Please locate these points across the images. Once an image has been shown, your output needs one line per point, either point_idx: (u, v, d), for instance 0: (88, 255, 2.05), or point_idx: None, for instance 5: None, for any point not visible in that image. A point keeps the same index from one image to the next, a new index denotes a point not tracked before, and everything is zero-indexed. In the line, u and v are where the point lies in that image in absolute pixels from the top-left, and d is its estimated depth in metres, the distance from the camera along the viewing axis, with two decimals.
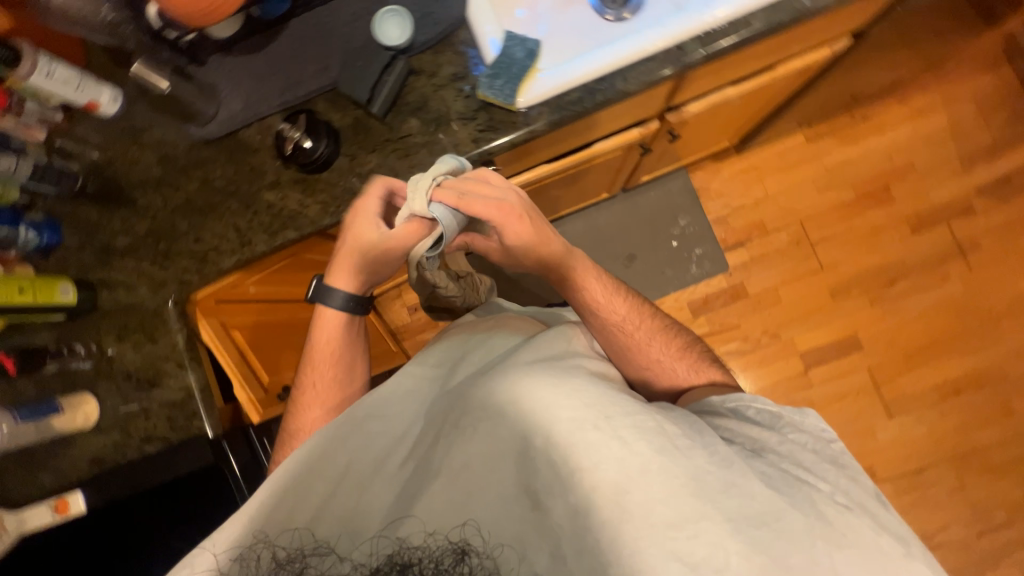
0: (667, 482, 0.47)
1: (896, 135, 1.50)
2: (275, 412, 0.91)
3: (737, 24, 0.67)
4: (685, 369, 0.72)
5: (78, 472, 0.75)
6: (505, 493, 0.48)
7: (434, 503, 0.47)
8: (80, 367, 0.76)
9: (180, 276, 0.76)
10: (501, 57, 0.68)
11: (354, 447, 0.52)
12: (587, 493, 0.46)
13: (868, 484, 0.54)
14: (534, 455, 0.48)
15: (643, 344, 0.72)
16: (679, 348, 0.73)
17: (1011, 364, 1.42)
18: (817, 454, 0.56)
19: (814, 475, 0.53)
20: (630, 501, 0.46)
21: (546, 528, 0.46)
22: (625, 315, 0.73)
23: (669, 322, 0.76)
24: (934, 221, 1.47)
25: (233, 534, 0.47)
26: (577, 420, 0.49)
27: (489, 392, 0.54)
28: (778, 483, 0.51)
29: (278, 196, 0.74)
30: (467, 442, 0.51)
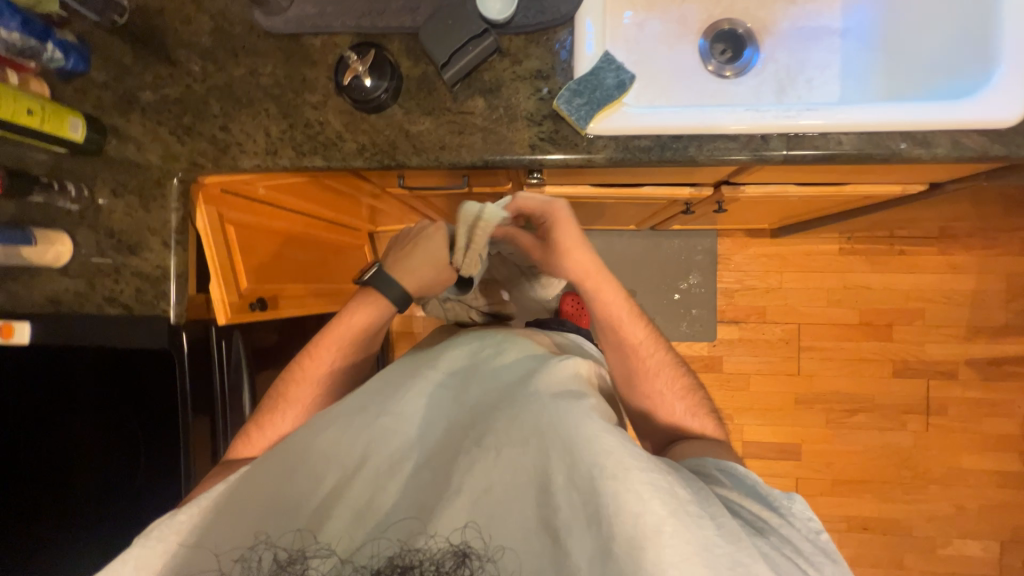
0: (680, 546, 0.42)
1: (921, 281, 1.51)
2: (243, 320, 0.90)
3: (829, 139, 0.65)
4: (681, 409, 0.72)
5: (33, 303, 0.74)
6: (521, 521, 0.46)
7: (448, 515, 0.46)
8: (65, 206, 0.74)
9: (194, 156, 0.73)
10: (590, 76, 0.65)
11: (367, 441, 0.52)
12: (607, 535, 0.43)
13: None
14: (554, 490, 0.47)
15: (649, 374, 0.73)
16: (685, 388, 0.73)
17: (922, 525, 1.48)
18: (811, 542, 0.50)
19: (813, 570, 0.46)
20: (646, 558, 0.42)
21: (560, 565, 0.44)
22: (641, 339, 0.73)
23: (680, 362, 0.76)
24: (917, 372, 1.50)
25: (241, 529, 0.47)
26: (600, 462, 0.47)
27: (510, 419, 0.52)
28: (781, 569, 0.44)
29: (319, 118, 0.71)
30: (486, 462, 0.49)
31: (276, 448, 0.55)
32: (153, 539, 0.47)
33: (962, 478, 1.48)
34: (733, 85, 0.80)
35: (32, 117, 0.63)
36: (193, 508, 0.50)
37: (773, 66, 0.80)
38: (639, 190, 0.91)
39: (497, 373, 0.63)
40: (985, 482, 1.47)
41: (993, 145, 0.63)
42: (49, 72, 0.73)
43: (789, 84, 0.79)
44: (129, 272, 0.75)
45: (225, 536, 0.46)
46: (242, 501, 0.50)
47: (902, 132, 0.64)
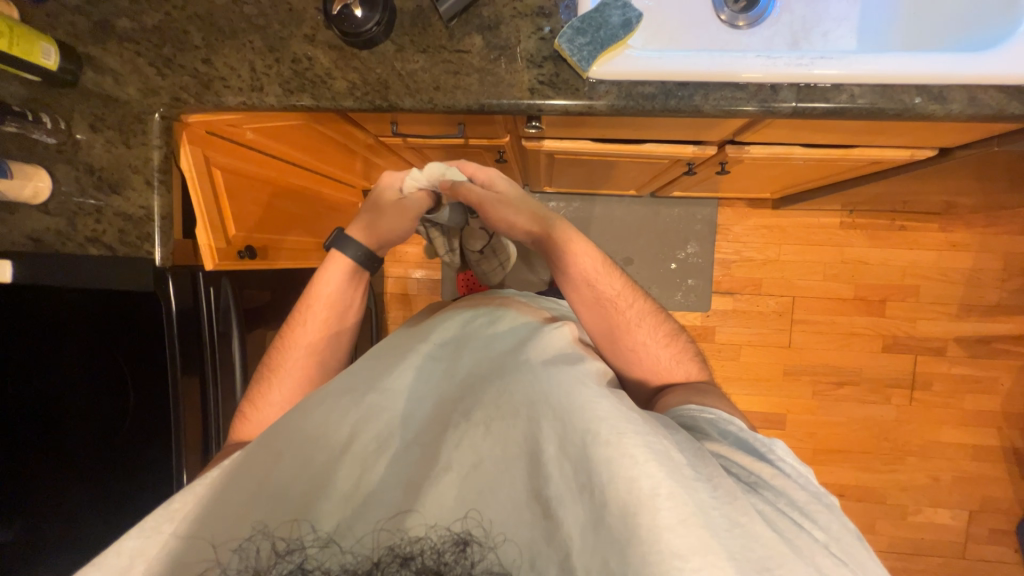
0: (677, 508, 0.39)
1: (918, 258, 1.50)
2: (232, 268, 0.89)
3: (841, 92, 0.62)
4: (667, 356, 0.73)
5: (12, 241, 0.72)
6: (516, 496, 0.42)
7: (441, 495, 0.42)
8: (42, 139, 0.71)
9: (175, 90, 0.70)
10: (595, 14, 0.61)
11: (357, 419, 0.49)
12: (601, 503, 0.40)
13: (848, 521, 0.48)
14: (545, 459, 0.43)
15: (630, 326, 0.72)
16: (666, 334, 0.74)
17: (896, 494, 1.53)
18: (804, 490, 0.50)
19: (808, 521, 0.46)
20: (642, 522, 0.38)
21: (557, 538, 0.40)
22: (617, 292, 0.73)
23: (658, 309, 0.76)
24: (906, 348, 1.52)
25: (233, 519, 0.41)
26: (592, 427, 0.44)
27: (501, 389, 0.51)
28: (775, 521, 0.44)
29: (307, 53, 0.67)
30: (475, 437, 0.46)
31: (266, 438, 0.50)
32: (145, 531, 0.41)
33: (940, 451, 1.52)
34: (746, 36, 0.76)
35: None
36: (190, 494, 0.44)
37: (788, 16, 0.76)
38: (641, 148, 0.88)
39: (491, 345, 0.63)
40: (961, 456, 1.51)
41: (1011, 103, 0.59)
42: None
43: (804, 36, 0.76)
44: (112, 212, 0.73)
45: (220, 530, 0.40)
46: (228, 499, 0.43)
47: (916, 86, 0.61)
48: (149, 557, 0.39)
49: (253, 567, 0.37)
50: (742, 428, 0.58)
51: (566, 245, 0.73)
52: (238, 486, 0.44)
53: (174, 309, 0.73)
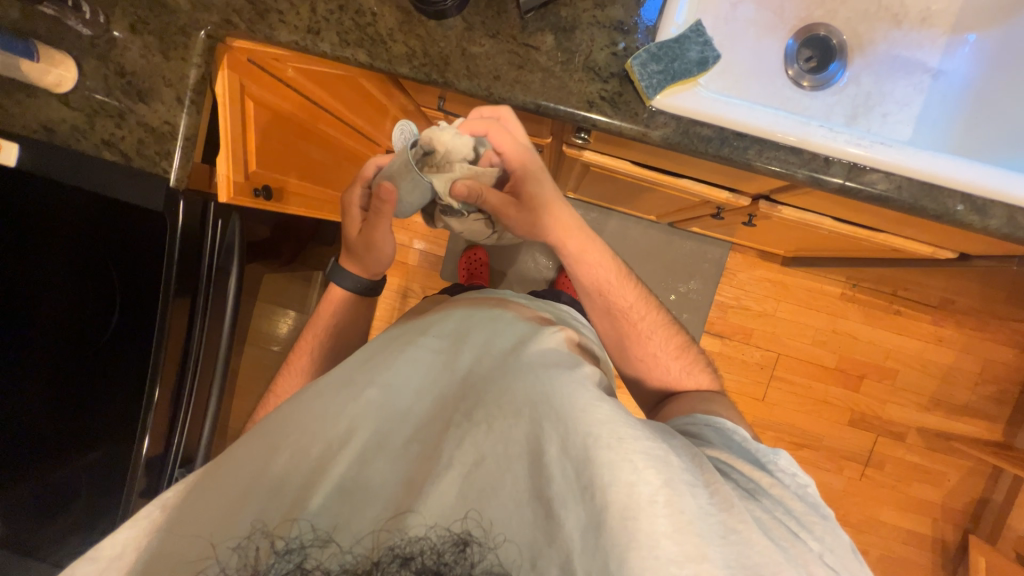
0: (673, 515, 0.40)
1: (904, 344, 1.54)
2: (244, 205, 0.86)
3: (890, 181, 0.62)
4: (678, 369, 0.73)
5: (23, 125, 0.69)
6: (516, 496, 0.42)
7: (440, 493, 0.41)
8: (76, 27, 0.67)
9: (227, 12, 0.66)
10: (673, 44, 0.60)
11: (354, 414, 0.48)
12: (602, 506, 0.40)
13: (845, 535, 0.49)
14: (546, 461, 0.43)
15: (641, 337, 0.74)
16: (679, 347, 0.74)
17: None
18: (801, 500, 0.50)
19: (804, 531, 0.47)
20: (640, 527, 0.39)
21: (556, 540, 0.39)
22: (630, 301, 0.74)
23: (674, 323, 0.77)
24: (871, 426, 1.57)
25: (225, 515, 0.40)
26: (593, 430, 0.44)
27: (501, 390, 0.50)
28: (771, 530, 0.45)
29: (373, 9, 0.65)
30: (476, 436, 0.45)
31: (257, 431, 0.49)
32: (140, 521, 0.41)
33: (876, 528, 1.58)
34: (808, 98, 0.76)
35: None
36: (180, 486, 0.44)
37: (854, 88, 0.76)
38: (677, 182, 0.88)
39: (492, 337, 0.61)
40: (894, 537, 1.58)
41: None
42: None
43: (864, 111, 0.76)
44: (135, 120, 0.70)
45: (215, 527, 0.39)
46: (219, 487, 0.42)
47: (962, 194, 0.62)
48: (136, 550, 0.39)
49: (252, 565, 0.37)
50: (749, 436, 0.57)
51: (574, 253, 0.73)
52: (227, 480, 0.43)
53: (179, 229, 0.72)
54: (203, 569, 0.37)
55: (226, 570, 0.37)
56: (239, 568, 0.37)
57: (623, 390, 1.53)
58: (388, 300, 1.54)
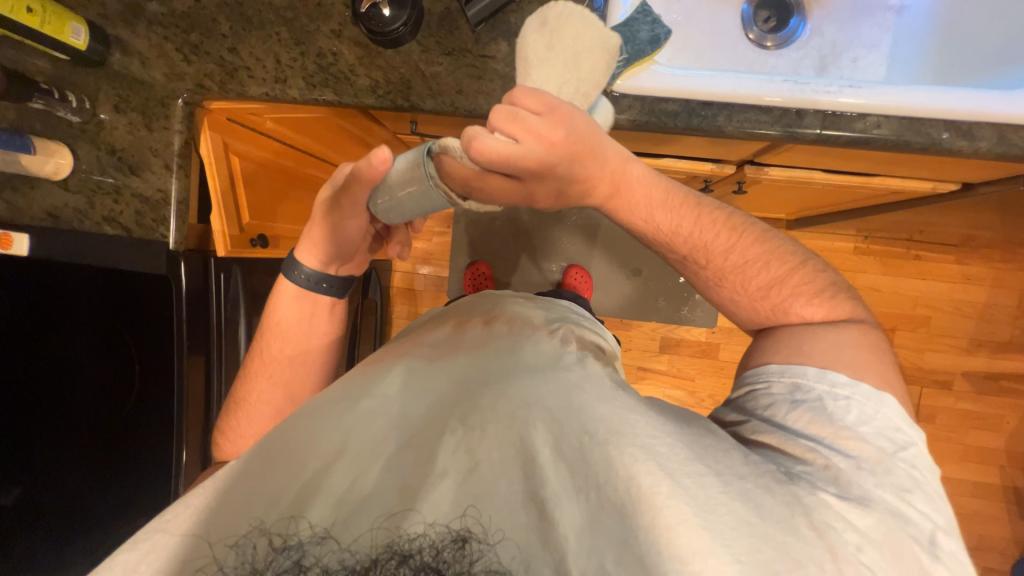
0: (677, 508, 0.40)
1: (931, 289, 1.48)
2: (244, 255, 0.89)
3: (867, 121, 0.61)
4: (774, 304, 0.60)
5: (29, 216, 0.73)
6: (512, 498, 0.41)
7: (438, 495, 0.41)
8: (65, 117, 0.71)
9: (200, 77, 0.70)
10: (623, 28, 0.61)
11: (349, 425, 0.47)
12: (598, 505, 0.41)
13: (916, 516, 0.44)
14: (542, 462, 0.43)
15: (721, 279, 0.61)
16: (773, 280, 0.60)
17: None
18: (872, 473, 0.45)
19: (851, 515, 0.43)
20: (639, 522, 0.40)
21: (553, 542, 0.39)
22: (706, 244, 0.60)
23: (766, 241, 0.62)
24: (912, 379, 1.50)
25: (226, 520, 0.40)
26: (590, 429, 0.45)
27: (496, 391, 0.49)
28: (806, 514, 0.42)
29: (332, 49, 0.67)
30: (471, 440, 0.45)
31: (255, 444, 0.48)
32: (141, 545, 0.39)
33: (939, 485, 1.50)
34: (774, 57, 0.75)
35: (32, 16, 0.60)
36: (188, 504, 0.42)
37: (819, 39, 0.75)
38: (658, 163, 0.88)
39: (490, 343, 0.60)
40: (959, 491, 1.50)
41: None
42: None
43: (832, 61, 0.75)
44: (130, 193, 0.73)
45: (216, 526, 0.40)
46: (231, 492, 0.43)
47: (945, 121, 0.60)
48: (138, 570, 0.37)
49: (251, 564, 0.36)
50: (839, 388, 0.50)
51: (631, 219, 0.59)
52: (231, 490, 0.42)
53: (185, 288, 0.75)
54: (202, 569, 0.37)
55: (226, 569, 0.37)
56: (239, 567, 0.37)
57: (647, 380, 1.50)
58: (399, 328, 1.56)
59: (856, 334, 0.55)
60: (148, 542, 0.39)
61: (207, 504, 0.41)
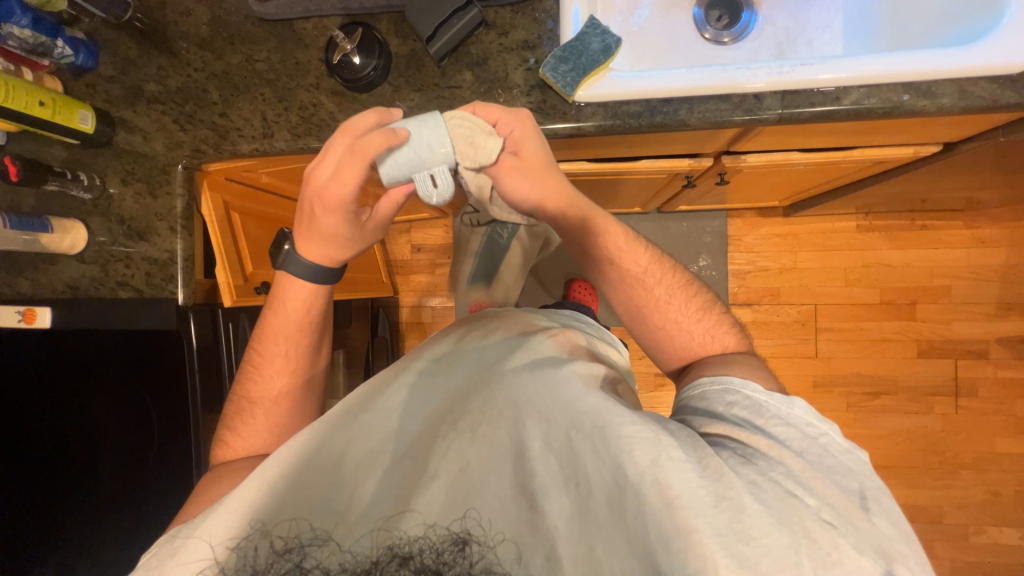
0: (661, 493, 0.41)
1: (946, 257, 1.44)
2: (250, 304, 0.93)
3: (827, 95, 0.63)
4: (699, 330, 0.66)
5: (52, 291, 0.79)
6: (502, 494, 0.44)
7: (433, 496, 0.44)
8: (79, 195, 0.78)
9: (196, 143, 0.76)
10: (576, 42, 0.64)
11: (348, 437, 0.50)
12: (586, 494, 0.43)
13: (851, 481, 0.46)
14: (532, 457, 0.46)
15: (659, 304, 0.67)
16: (699, 308, 0.67)
17: (951, 513, 1.41)
18: (801, 455, 0.47)
19: (799, 487, 0.44)
20: (628, 506, 0.42)
21: (542, 530, 0.42)
22: (644, 269, 0.67)
23: (689, 278, 0.70)
24: (945, 352, 1.44)
25: (228, 524, 0.43)
26: (577, 422, 0.47)
27: (484, 396, 0.52)
28: (764, 493, 0.43)
29: (313, 100, 0.72)
30: (462, 444, 0.47)
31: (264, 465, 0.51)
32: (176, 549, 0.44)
33: (997, 463, 1.40)
34: (731, 50, 0.78)
35: (44, 108, 0.68)
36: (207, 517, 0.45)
37: (771, 29, 0.77)
38: (637, 165, 0.90)
39: (485, 352, 0.62)
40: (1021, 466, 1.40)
41: (1004, 93, 0.60)
42: (62, 68, 0.76)
43: (789, 45, 0.77)
44: (140, 257, 0.79)
45: (217, 529, 0.44)
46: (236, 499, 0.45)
47: (904, 83, 0.61)
48: None
49: (252, 564, 0.41)
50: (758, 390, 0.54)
51: (601, 227, 0.65)
52: (243, 498, 0.45)
53: (195, 339, 0.78)
54: (205, 570, 0.42)
55: (227, 569, 0.41)
56: (240, 567, 0.41)
57: (667, 386, 1.47)
58: None
59: (758, 359, 0.62)
60: (180, 546, 0.43)
61: (218, 509, 0.45)
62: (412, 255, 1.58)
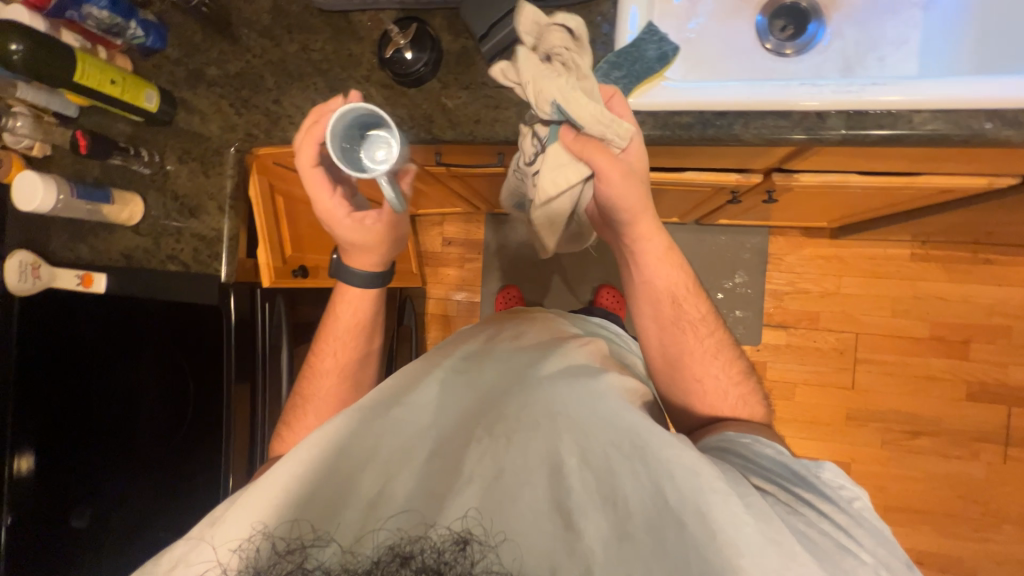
0: (707, 525, 0.41)
1: (1007, 296, 1.33)
2: (287, 286, 0.95)
3: (899, 117, 0.59)
4: (734, 393, 0.66)
5: (107, 259, 0.83)
6: (536, 507, 0.44)
7: (466, 501, 0.45)
8: (139, 169, 0.82)
9: (249, 127, 0.78)
10: (631, 48, 0.62)
11: (379, 430, 0.51)
12: (623, 515, 0.44)
13: (898, 546, 0.45)
14: (568, 471, 0.46)
15: (704, 356, 0.67)
16: (738, 373, 0.68)
17: (988, 568, 1.32)
18: (850, 512, 0.46)
19: (852, 543, 0.43)
20: (670, 535, 0.42)
21: (578, 550, 0.42)
22: (695, 318, 0.68)
23: (733, 343, 0.70)
24: (997, 397, 1.34)
25: (242, 522, 0.42)
26: (617, 440, 0.47)
27: (520, 404, 0.53)
28: (812, 544, 0.42)
29: (362, 92, 0.73)
30: (499, 450, 0.49)
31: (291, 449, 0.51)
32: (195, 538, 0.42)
33: None
34: (793, 63, 0.74)
35: (113, 86, 0.72)
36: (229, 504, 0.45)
37: (839, 43, 0.73)
38: (681, 176, 0.87)
39: (512, 357, 0.62)
40: None
41: None
42: (132, 48, 0.80)
43: (858, 61, 0.72)
44: (190, 233, 0.82)
45: (224, 530, 0.42)
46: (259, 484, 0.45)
47: (987, 110, 0.57)
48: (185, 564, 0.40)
49: (254, 564, 0.40)
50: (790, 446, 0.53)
51: (659, 261, 0.67)
52: (274, 487, 0.45)
53: (234, 317, 0.82)
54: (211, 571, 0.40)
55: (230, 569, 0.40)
56: (245, 568, 0.40)
57: None
58: None
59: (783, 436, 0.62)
60: (194, 544, 0.42)
61: (234, 505, 0.44)
62: (443, 248, 1.60)
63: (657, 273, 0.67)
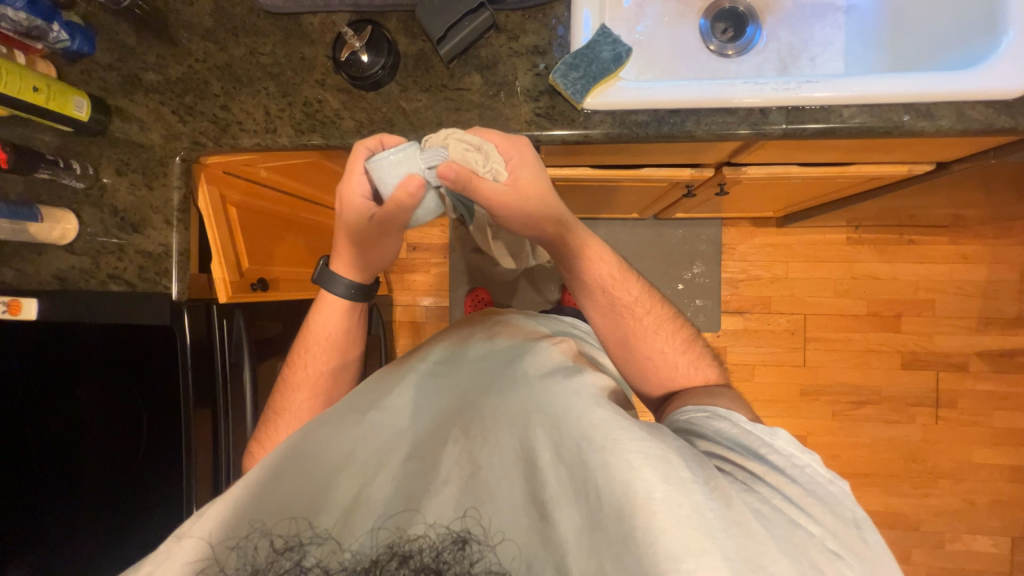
0: (672, 509, 0.41)
1: (930, 272, 1.48)
2: (246, 301, 0.91)
3: (831, 112, 0.64)
4: (685, 361, 0.69)
5: (39, 281, 0.77)
6: (515, 502, 0.45)
7: (444, 499, 0.45)
8: (70, 183, 0.76)
9: (195, 135, 0.74)
10: (586, 49, 0.65)
11: (359, 435, 0.52)
12: (596, 506, 0.43)
13: (850, 511, 0.48)
14: (542, 466, 0.46)
15: (648, 333, 0.70)
16: (685, 341, 0.71)
17: (928, 520, 1.45)
18: (802, 485, 0.49)
19: (803, 516, 0.46)
20: (637, 524, 0.41)
21: (553, 541, 0.43)
22: (634, 299, 0.70)
23: (676, 313, 0.74)
24: (927, 364, 1.48)
25: (225, 521, 0.41)
26: (587, 433, 0.46)
27: (497, 403, 0.54)
28: (765, 520, 0.44)
29: (318, 97, 0.71)
30: (475, 449, 0.49)
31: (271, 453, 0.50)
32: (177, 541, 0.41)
33: (972, 473, 1.45)
34: (735, 63, 0.79)
35: (38, 95, 0.65)
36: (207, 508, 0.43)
37: (775, 44, 0.78)
38: (639, 173, 0.91)
39: (487, 359, 0.63)
40: (995, 476, 1.44)
41: (1000, 117, 0.62)
42: (56, 53, 0.74)
43: (792, 62, 0.78)
44: (133, 250, 0.77)
45: (215, 527, 0.41)
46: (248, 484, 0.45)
47: (904, 104, 0.63)
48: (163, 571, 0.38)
49: (251, 564, 0.39)
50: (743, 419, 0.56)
51: (586, 254, 0.68)
52: (250, 493, 0.44)
53: (189, 339, 0.76)
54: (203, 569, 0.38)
55: (226, 569, 0.38)
56: (240, 567, 0.39)
57: None
58: None
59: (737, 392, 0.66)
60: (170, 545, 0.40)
61: (213, 504, 0.43)
62: (408, 254, 1.58)
63: (583, 263, 0.68)
